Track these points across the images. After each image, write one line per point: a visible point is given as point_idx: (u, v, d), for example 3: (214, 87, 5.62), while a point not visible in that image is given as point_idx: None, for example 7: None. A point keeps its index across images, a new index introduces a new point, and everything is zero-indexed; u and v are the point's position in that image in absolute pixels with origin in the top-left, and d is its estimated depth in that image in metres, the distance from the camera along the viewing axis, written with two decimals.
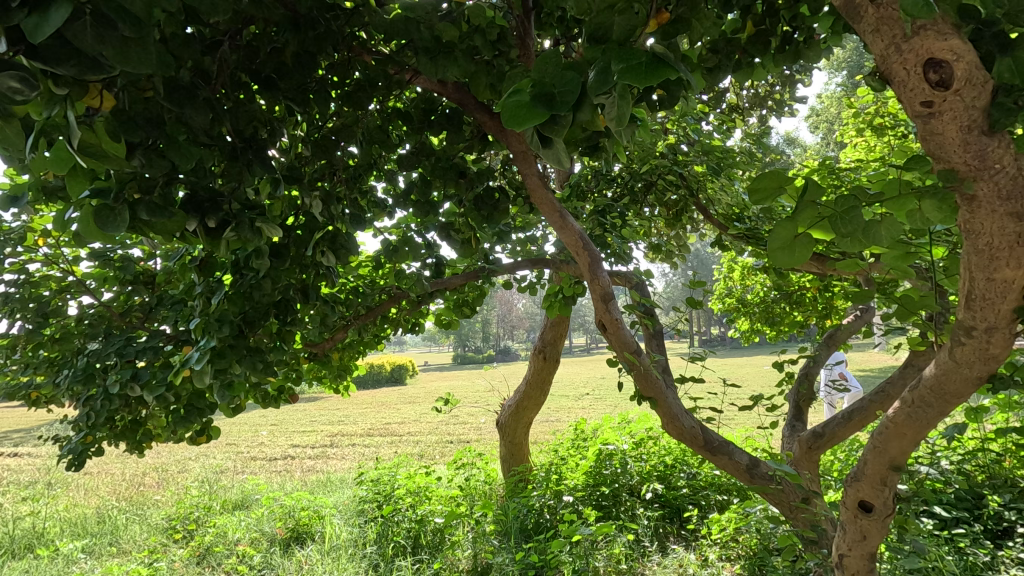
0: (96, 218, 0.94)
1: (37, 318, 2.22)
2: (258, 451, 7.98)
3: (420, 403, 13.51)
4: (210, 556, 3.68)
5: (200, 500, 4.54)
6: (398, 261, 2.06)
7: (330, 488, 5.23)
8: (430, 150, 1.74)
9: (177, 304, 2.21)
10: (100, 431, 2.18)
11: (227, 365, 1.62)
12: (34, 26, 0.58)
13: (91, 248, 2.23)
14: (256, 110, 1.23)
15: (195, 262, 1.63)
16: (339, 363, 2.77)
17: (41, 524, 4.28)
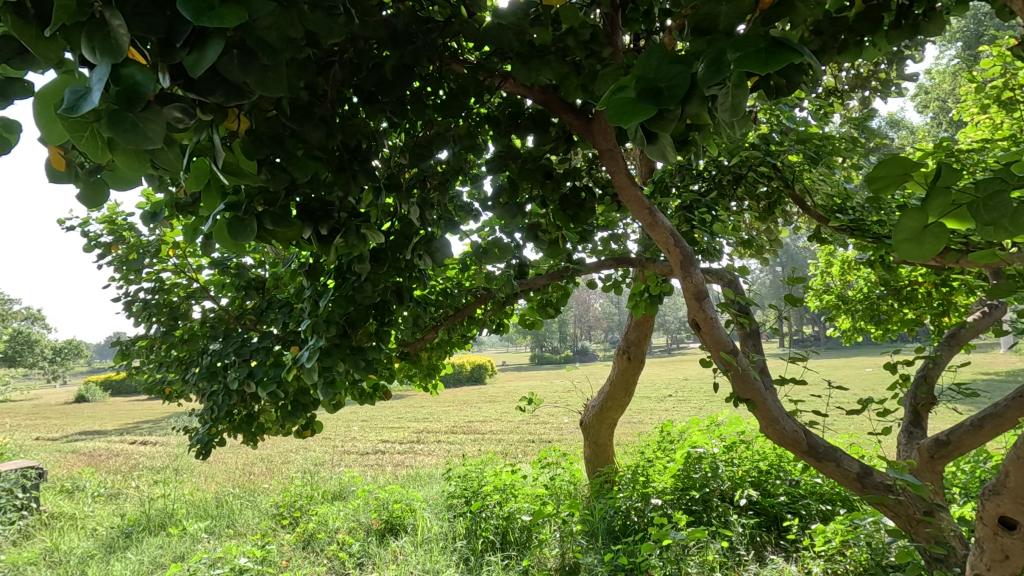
0: (229, 229, 1.03)
1: (169, 321, 2.48)
2: (351, 445, 8.45)
3: (500, 402, 13.72)
4: (314, 542, 3.94)
5: (304, 490, 4.88)
6: (487, 263, 2.11)
7: (419, 483, 5.43)
8: (517, 152, 1.77)
9: (285, 306, 2.39)
10: (222, 423, 2.40)
11: (332, 364, 1.74)
12: (193, 62, 0.66)
13: (212, 257, 2.47)
14: (360, 123, 1.31)
15: (304, 268, 1.75)
16: (428, 362, 2.87)
17: (171, 505, 4.77)
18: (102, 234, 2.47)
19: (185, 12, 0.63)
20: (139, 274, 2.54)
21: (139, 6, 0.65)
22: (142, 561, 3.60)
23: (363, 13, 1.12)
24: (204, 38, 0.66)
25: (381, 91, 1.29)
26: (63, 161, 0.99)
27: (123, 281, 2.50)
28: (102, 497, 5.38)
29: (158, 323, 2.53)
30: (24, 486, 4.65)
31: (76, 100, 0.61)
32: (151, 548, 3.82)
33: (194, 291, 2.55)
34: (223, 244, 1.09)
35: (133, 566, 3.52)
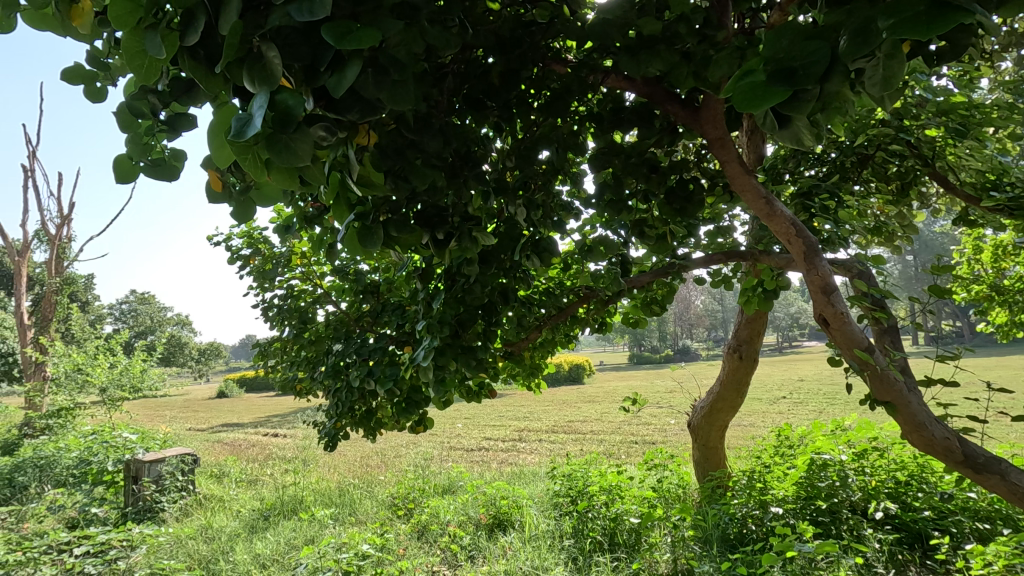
0: (359, 237, 1.11)
1: (299, 325, 2.73)
2: (456, 441, 8.77)
3: (600, 402, 13.58)
4: (427, 533, 4.13)
5: (416, 483, 5.14)
6: (592, 261, 2.09)
7: (524, 480, 5.52)
8: (621, 147, 1.71)
9: (398, 309, 2.53)
10: (344, 418, 2.56)
11: (446, 363, 1.79)
12: (335, 83, 0.71)
13: (334, 265, 2.68)
14: (469, 130, 1.35)
15: (418, 272, 1.84)
16: (531, 362, 2.90)
17: (300, 491, 5.22)
18: (243, 248, 2.77)
19: (329, 38, 0.69)
20: (273, 282, 2.81)
21: (288, 36, 0.72)
22: (279, 541, 3.98)
23: (473, 24, 1.16)
24: (344, 61, 0.72)
25: (488, 97, 1.33)
26: (220, 183, 1.13)
27: (260, 288, 2.78)
28: (244, 482, 6.02)
29: (289, 326, 2.78)
30: (183, 470, 5.28)
31: (242, 126, 0.69)
32: (286, 531, 4.22)
33: (318, 297, 2.78)
34: (353, 253, 1.18)
35: (273, 546, 3.90)
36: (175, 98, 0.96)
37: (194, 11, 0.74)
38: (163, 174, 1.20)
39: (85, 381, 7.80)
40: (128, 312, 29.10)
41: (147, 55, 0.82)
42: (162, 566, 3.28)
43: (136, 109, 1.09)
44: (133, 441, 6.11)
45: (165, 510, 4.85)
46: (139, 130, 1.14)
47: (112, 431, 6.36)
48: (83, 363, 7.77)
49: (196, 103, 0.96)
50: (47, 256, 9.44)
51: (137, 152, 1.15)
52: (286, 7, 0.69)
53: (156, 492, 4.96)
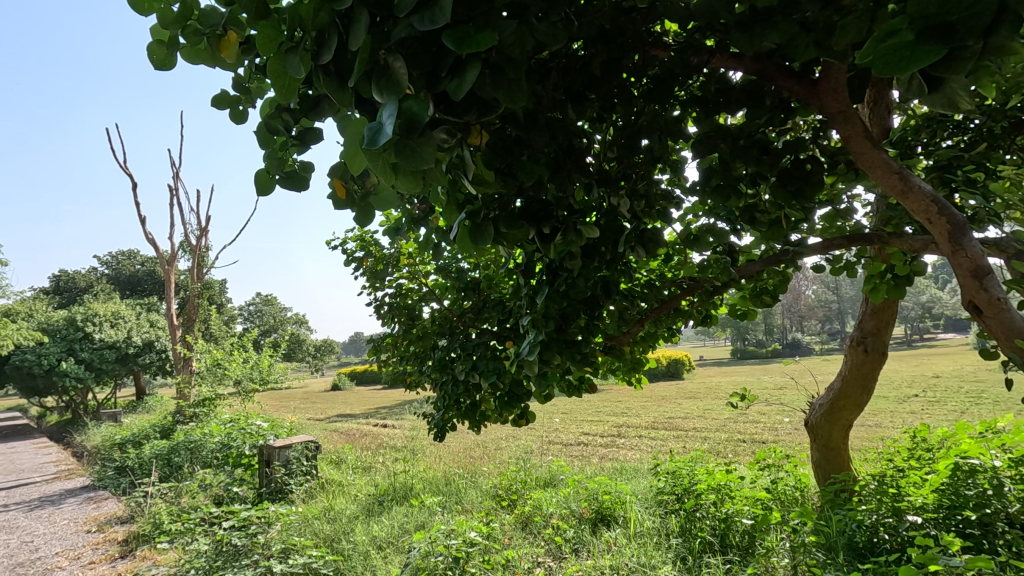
0: (470, 235, 1.16)
1: (408, 321, 2.88)
2: (555, 436, 8.81)
3: (703, 398, 13.03)
4: (531, 524, 4.20)
5: (519, 475, 5.23)
6: (698, 250, 2.02)
7: (626, 476, 5.44)
8: (728, 130, 1.63)
9: (499, 305, 2.59)
10: (452, 410, 2.64)
11: (550, 356, 1.80)
12: (456, 87, 0.75)
13: (438, 263, 2.81)
14: (570, 123, 1.35)
15: (522, 269, 1.87)
16: (631, 356, 2.83)
17: (410, 479, 5.50)
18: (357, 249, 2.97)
19: (449, 44, 0.72)
20: (383, 282, 2.98)
21: (410, 46, 0.77)
22: (393, 525, 4.24)
23: (577, 16, 1.16)
24: (464, 65, 0.75)
25: (589, 89, 1.32)
26: (344, 190, 1.24)
27: (372, 288, 2.95)
28: (359, 468, 6.47)
29: (398, 322, 2.93)
30: (307, 456, 5.74)
31: (374, 134, 0.74)
32: (399, 515, 4.48)
33: (423, 294, 2.91)
34: (465, 252, 1.23)
35: (388, 529, 4.16)
36: (304, 114, 1.05)
37: (327, 33, 0.81)
38: (296, 185, 1.32)
39: (224, 373, 8.77)
40: (255, 312, 32.25)
41: (287, 77, 0.92)
42: (294, 543, 3.62)
43: (273, 126, 1.22)
44: (265, 429, 6.78)
45: (293, 492, 5.33)
46: (276, 146, 1.27)
47: (247, 419, 7.12)
48: (222, 358, 8.73)
49: (321, 117, 1.05)
50: (190, 264, 10.68)
51: (274, 165, 1.28)
52: (409, 19, 0.73)
53: (285, 475, 5.46)
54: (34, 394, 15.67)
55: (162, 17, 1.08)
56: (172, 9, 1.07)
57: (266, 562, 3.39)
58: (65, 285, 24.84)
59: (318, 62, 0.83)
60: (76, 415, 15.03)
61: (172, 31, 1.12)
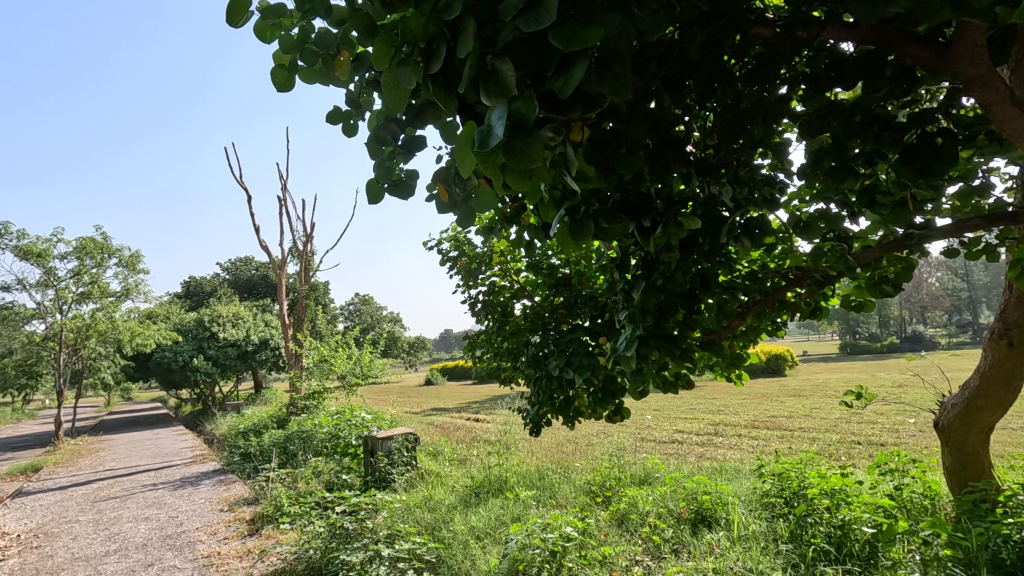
0: (571, 231, 1.17)
1: (501, 318, 2.92)
2: (648, 433, 8.61)
3: (808, 396, 12.17)
4: (627, 521, 4.13)
5: (613, 471, 5.17)
6: (808, 238, 1.90)
7: (727, 476, 5.21)
8: (841, 106, 1.49)
9: (591, 300, 2.57)
10: (546, 406, 2.63)
11: (649, 352, 1.74)
12: (562, 85, 0.77)
13: (530, 259, 2.82)
14: (667, 111, 1.30)
15: (618, 264, 1.83)
16: (731, 351, 2.70)
17: (504, 471, 5.60)
18: (451, 249, 3.07)
19: (555, 42, 0.73)
20: (477, 280, 3.04)
21: (517, 49, 0.79)
22: (490, 516, 4.35)
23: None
24: (571, 61, 0.76)
25: (687, 74, 1.26)
26: (448, 194, 1.32)
27: (466, 286, 3.03)
28: (455, 460, 6.70)
29: (491, 319, 2.99)
30: (408, 447, 6.00)
31: (485, 137, 0.76)
32: (496, 507, 4.60)
33: (514, 291, 2.95)
34: (564, 247, 1.24)
35: (485, 520, 4.28)
36: (413, 123, 1.13)
37: (435, 43, 0.86)
38: (402, 192, 1.40)
39: (330, 369, 9.42)
40: (354, 311, 34.28)
41: (399, 88, 0.98)
42: (399, 529, 3.82)
43: (381, 137, 1.29)
44: (368, 420, 7.23)
45: (396, 481, 5.62)
46: (383, 156, 1.35)
47: (352, 411, 7.61)
48: (328, 355, 9.38)
49: (432, 121, 1.11)
50: (298, 268, 11.52)
51: (383, 174, 1.36)
52: (515, 22, 0.76)
53: (388, 464, 5.76)
54: (173, 386, 17.73)
55: (284, 43, 1.19)
56: (292, 35, 1.17)
57: (375, 545, 3.61)
58: (194, 290, 27.78)
59: (428, 71, 0.87)
60: (206, 405, 16.80)
61: (291, 55, 1.22)
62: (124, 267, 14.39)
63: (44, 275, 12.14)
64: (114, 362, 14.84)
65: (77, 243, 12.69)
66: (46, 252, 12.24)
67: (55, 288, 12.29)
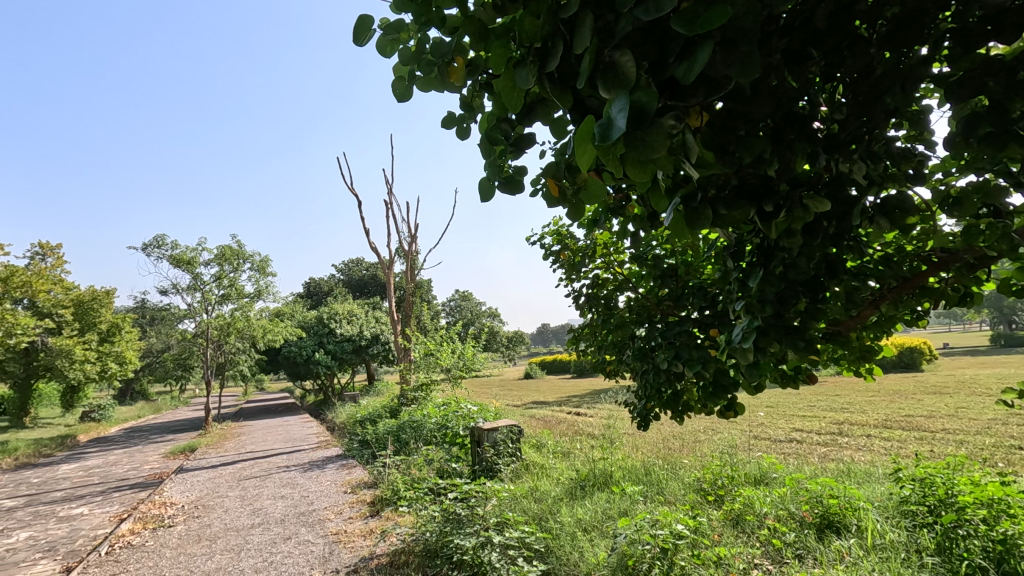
0: (687, 219, 1.13)
1: (605, 312, 2.90)
2: (761, 431, 8.12)
3: (953, 394, 10.79)
4: (743, 523, 3.94)
5: (725, 470, 4.93)
6: (959, 214, 1.68)
7: (857, 480, 4.78)
8: (1000, 63, 1.27)
9: (701, 291, 2.45)
10: (653, 400, 2.56)
11: (768, 344, 1.61)
12: (686, 71, 0.76)
13: (633, 251, 2.76)
14: (789, 87, 1.22)
15: (732, 251, 1.75)
16: (859, 343, 2.47)
17: (609, 465, 5.55)
18: (554, 242, 3.08)
19: (678, 29, 0.71)
20: (580, 273, 3.04)
21: (636, 40, 0.80)
22: (597, 510, 4.34)
23: None
24: (694, 47, 0.75)
25: (813, 44, 1.16)
26: (557, 188, 1.34)
27: (569, 280, 3.03)
28: (559, 453, 6.76)
29: (595, 312, 2.97)
30: (513, 439, 6.11)
31: (606, 130, 0.77)
32: (602, 501, 4.58)
33: (619, 283, 2.90)
34: (678, 236, 1.21)
35: (592, 513, 4.28)
36: (524, 120, 1.16)
37: (552, 42, 0.88)
38: (513, 189, 1.43)
39: (436, 362, 9.85)
40: (455, 307, 35.59)
41: (515, 89, 1.01)
42: (508, 517, 3.94)
43: (493, 137, 1.34)
44: (474, 412, 7.50)
45: (502, 471, 5.77)
46: (494, 156, 1.40)
47: (458, 403, 7.93)
48: (434, 349, 9.83)
49: (544, 116, 1.13)
50: (404, 268, 12.14)
51: (494, 172, 1.41)
52: (632, 12, 0.76)
53: (494, 455, 5.91)
54: (299, 378, 19.49)
55: (403, 56, 1.27)
56: (410, 48, 1.25)
57: (487, 531, 3.75)
58: (314, 290, 30.24)
59: (545, 70, 0.90)
60: (327, 395, 18.29)
61: (409, 66, 1.30)
62: (256, 271, 16.02)
63: (193, 280, 13.85)
64: (250, 356, 16.62)
65: (218, 251, 14.33)
66: (193, 260, 13.95)
67: (202, 291, 13.98)
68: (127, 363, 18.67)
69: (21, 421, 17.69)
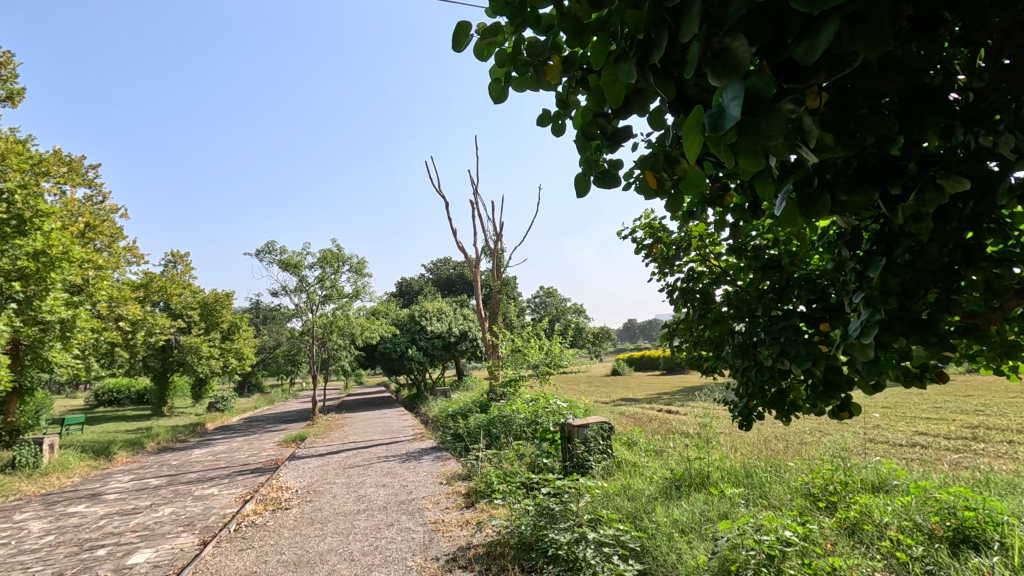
0: (800, 207, 1.07)
1: (701, 307, 2.77)
2: (877, 434, 7.45)
3: None
4: (860, 533, 3.66)
5: (836, 474, 4.58)
6: None
7: (998, 491, 4.25)
8: None
9: (809, 282, 2.25)
10: (755, 399, 2.44)
11: (893, 340, 1.46)
12: (805, 51, 0.72)
13: (731, 243, 2.63)
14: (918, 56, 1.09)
15: (847, 237, 1.61)
16: (1001, 339, 2.18)
17: (706, 465, 5.33)
18: (646, 236, 3.01)
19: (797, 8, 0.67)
20: (673, 267, 2.94)
21: (749, 22, 0.77)
22: (694, 511, 4.20)
23: None
24: (816, 25, 0.70)
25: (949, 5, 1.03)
26: (655, 180, 1.31)
27: (662, 274, 2.94)
28: (652, 452, 6.60)
29: (690, 308, 2.85)
30: (603, 436, 6.05)
31: (717, 119, 0.74)
32: (699, 502, 4.42)
33: (716, 276, 2.78)
34: (790, 223, 1.13)
35: (689, 514, 4.15)
36: (623, 112, 1.14)
37: (656, 32, 0.86)
38: (608, 183, 1.41)
39: (524, 358, 9.97)
40: (541, 304, 35.83)
41: (616, 84, 1.00)
42: (601, 514, 3.92)
43: (589, 133, 1.33)
44: (564, 408, 7.52)
45: (593, 468, 5.73)
46: (589, 150, 1.38)
47: (547, 399, 7.97)
48: (522, 345, 9.95)
49: (642, 108, 1.11)
50: (490, 266, 12.38)
51: (588, 167, 1.40)
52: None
53: (585, 452, 5.88)
54: (394, 373, 20.50)
55: (500, 58, 1.30)
56: (505, 49, 1.27)
57: (581, 527, 3.78)
58: (405, 289, 31.63)
59: (648, 62, 0.89)
60: (420, 389, 19.09)
61: (506, 68, 1.33)
62: (353, 272, 17.03)
63: (299, 282, 14.98)
64: (351, 352, 17.72)
65: (320, 254, 15.38)
66: (299, 263, 15.08)
67: (307, 292, 15.08)
68: (245, 358, 20.59)
69: (161, 410, 20.05)
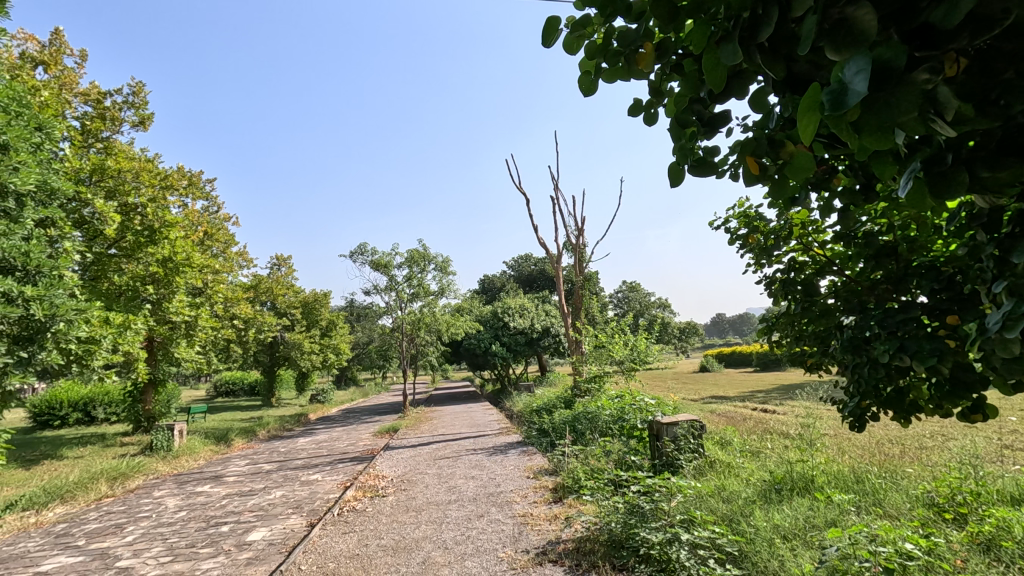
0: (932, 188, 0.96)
1: (805, 300, 2.59)
2: (1016, 440, 6.62)
3: None
4: (998, 549, 3.27)
5: (965, 483, 4.13)
6: None
7: None
8: None
9: (933, 271, 2.02)
10: (868, 398, 2.24)
11: None
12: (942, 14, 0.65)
13: (837, 229, 2.44)
14: None
15: (984, 219, 1.42)
16: None
17: (810, 468, 4.98)
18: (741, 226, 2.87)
19: None
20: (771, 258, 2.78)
21: None
22: (797, 516, 3.95)
23: None
24: None
25: None
26: (757, 166, 1.23)
27: (759, 266, 2.79)
28: (748, 452, 6.29)
29: (792, 300, 2.66)
30: (694, 434, 5.84)
31: (837, 96, 0.68)
32: (803, 507, 4.16)
33: (821, 267, 2.59)
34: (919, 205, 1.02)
35: (792, 519, 3.91)
36: (723, 95, 1.09)
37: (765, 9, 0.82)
38: (703, 171, 1.35)
39: (608, 354, 9.84)
40: (624, 299, 35.16)
41: (717, 67, 0.95)
42: (694, 515, 3.78)
43: (684, 121, 1.28)
44: (652, 404, 7.35)
45: (684, 467, 5.52)
46: (683, 138, 1.33)
47: (634, 395, 7.82)
48: (606, 341, 9.82)
49: (744, 89, 1.05)
50: (573, 261, 12.31)
51: (681, 156, 1.34)
52: None
53: (675, 450, 5.70)
54: (479, 368, 20.97)
55: (590, 50, 1.29)
56: (596, 41, 1.26)
57: (674, 527, 3.69)
58: (488, 286, 32.21)
59: (756, 40, 0.84)
60: (505, 385, 19.41)
61: (596, 60, 1.32)
62: (438, 271, 17.61)
63: (389, 280, 15.73)
64: (438, 347, 18.35)
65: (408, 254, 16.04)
66: (389, 263, 15.82)
67: (396, 291, 15.80)
68: (342, 353, 21.94)
69: (270, 400, 21.88)
